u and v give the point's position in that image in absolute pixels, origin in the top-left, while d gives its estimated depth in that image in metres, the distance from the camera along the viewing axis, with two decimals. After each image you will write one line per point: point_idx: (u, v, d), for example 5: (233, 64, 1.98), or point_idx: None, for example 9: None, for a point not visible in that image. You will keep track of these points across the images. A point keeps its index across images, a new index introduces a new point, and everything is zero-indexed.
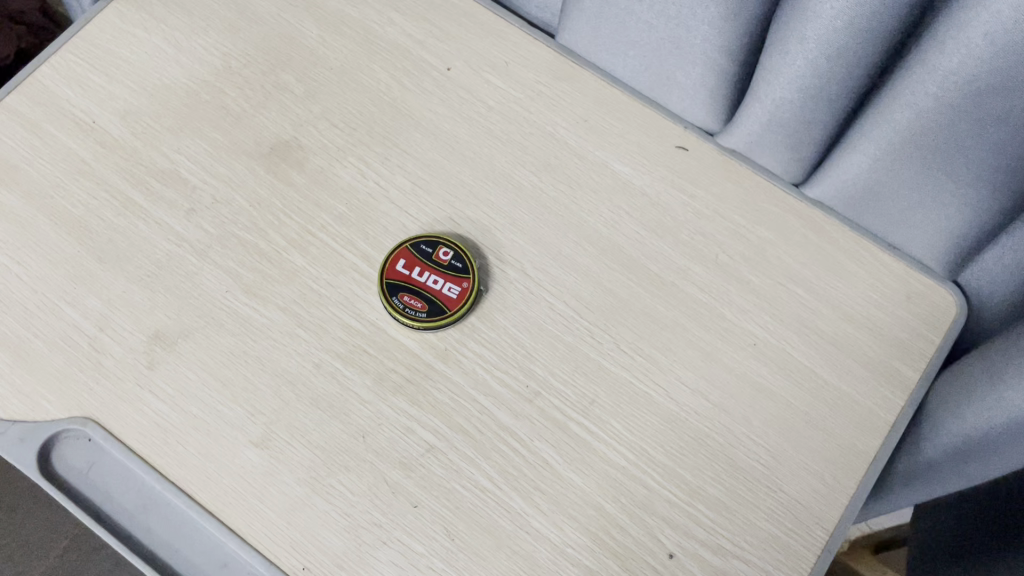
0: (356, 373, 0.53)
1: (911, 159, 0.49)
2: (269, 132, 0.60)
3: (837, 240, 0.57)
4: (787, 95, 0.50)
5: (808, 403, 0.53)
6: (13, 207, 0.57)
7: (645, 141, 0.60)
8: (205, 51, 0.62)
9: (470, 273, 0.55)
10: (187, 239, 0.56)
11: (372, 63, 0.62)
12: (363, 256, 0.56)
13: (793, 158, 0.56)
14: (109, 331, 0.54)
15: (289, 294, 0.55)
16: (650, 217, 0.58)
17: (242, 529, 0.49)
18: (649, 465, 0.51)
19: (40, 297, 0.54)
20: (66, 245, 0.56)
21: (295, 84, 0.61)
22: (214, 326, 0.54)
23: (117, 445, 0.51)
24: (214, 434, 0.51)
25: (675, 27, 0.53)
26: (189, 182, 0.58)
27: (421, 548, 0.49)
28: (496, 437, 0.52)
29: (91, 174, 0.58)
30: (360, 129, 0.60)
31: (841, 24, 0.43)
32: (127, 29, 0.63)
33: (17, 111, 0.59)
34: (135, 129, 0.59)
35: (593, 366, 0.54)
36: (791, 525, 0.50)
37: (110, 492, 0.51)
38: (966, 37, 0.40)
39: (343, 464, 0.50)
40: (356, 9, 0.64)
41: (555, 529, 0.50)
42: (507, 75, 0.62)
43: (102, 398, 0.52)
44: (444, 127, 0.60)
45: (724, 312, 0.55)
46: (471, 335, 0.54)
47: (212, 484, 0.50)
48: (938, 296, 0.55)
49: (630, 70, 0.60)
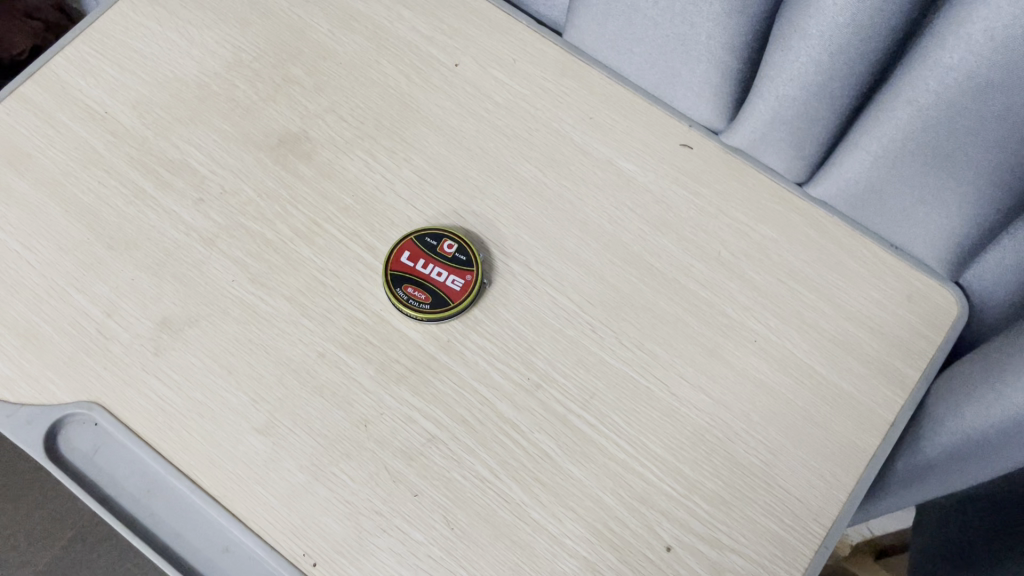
0: (359, 362, 0.53)
1: (913, 157, 0.49)
2: (278, 124, 0.61)
3: (840, 239, 0.57)
4: (789, 92, 0.51)
5: (808, 401, 0.53)
6: (25, 194, 0.58)
7: (650, 138, 0.60)
8: (216, 44, 0.63)
9: (473, 266, 0.55)
10: (195, 228, 0.57)
11: (381, 58, 0.63)
12: (368, 247, 0.57)
13: (796, 156, 0.56)
14: (117, 317, 0.54)
15: (294, 284, 0.55)
16: (653, 214, 0.58)
17: (243, 514, 0.50)
18: (648, 458, 0.51)
19: (49, 282, 0.55)
20: (76, 231, 0.57)
21: (305, 78, 0.62)
22: (221, 314, 0.54)
23: (122, 428, 0.52)
24: (218, 421, 0.52)
25: (680, 24, 0.53)
26: (198, 172, 0.59)
27: (421, 536, 0.49)
28: (496, 428, 0.52)
29: (102, 163, 0.59)
30: (367, 123, 0.61)
31: (844, 20, 0.43)
32: (140, 21, 0.64)
33: (30, 100, 0.60)
34: (146, 119, 0.60)
35: (594, 360, 0.54)
36: (789, 520, 0.50)
37: (114, 475, 0.52)
38: (965, 32, 0.40)
39: (344, 453, 0.51)
40: (366, 5, 0.65)
41: (553, 520, 0.50)
42: (514, 72, 0.62)
43: (108, 383, 0.53)
44: (450, 122, 0.61)
45: (725, 309, 0.55)
46: (474, 327, 0.55)
47: (215, 470, 0.51)
48: (939, 297, 0.56)
49: (636, 67, 0.61)
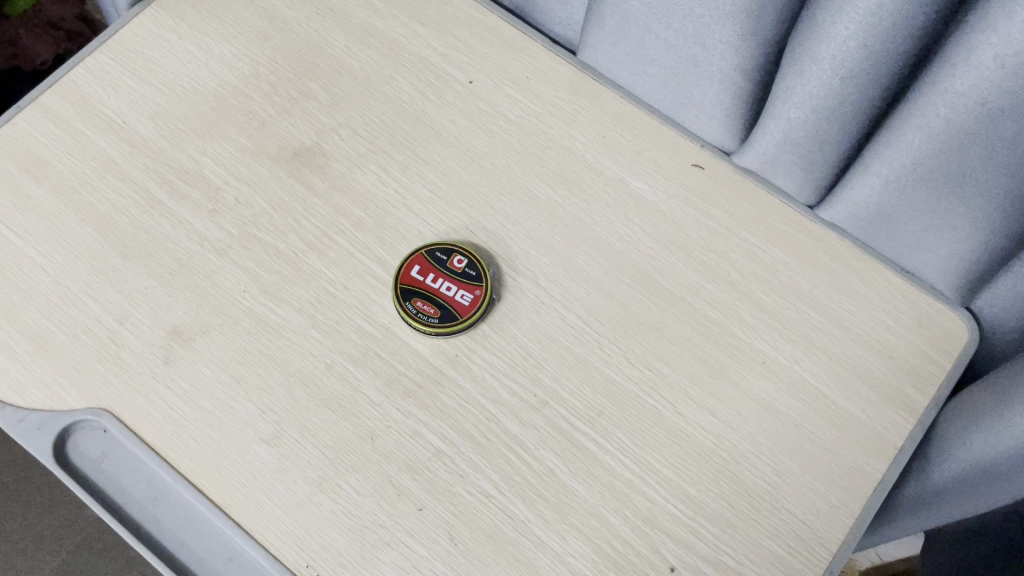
0: (366, 375, 0.54)
1: (924, 181, 0.49)
2: (293, 137, 0.61)
3: (851, 262, 0.57)
4: (800, 115, 0.51)
5: (816, 424, 0.53)
6: (42, 202, 0.58)
7: (662, 158, 0.61)
8: (234, 57, 0.64)
9: (482, 281, 0.55)
10: (208, 238, 0.58)
11: (396, 74, 0.64)
12: (379, 260, 0.57)
13: (807, 179, 0.56)
14: (129, 324, 0.55)
15: (305, 296, 0.56)
16: (664, 233, 0.58)
17: (248, 524, 0.50)
18: (653, 478, 0.51)
19: (63, 289, 0.56)
20: (91, 239, 0.57)
21: (320, 92, 0.63)
22: (231, 324, 0.55)
23: (130, 435, 0.52)
24: (225, 430, 0.52)
25: (693, 45, 0.54)
26: (213, 184, 0.59)
27: (424, 550, 0.49)
28: (501, 444, 0.52)
29: (118, 172, 0.60)
30: (381, 137, 0.61)
31: (855, 45, 0.44)
32: (161, 34, 0.65)
33: (49, 109, 0.61)
34: (163, 130, 0.61)
35: (602, 378, 0.54)
36: (794, 544, 0.50)
37: (122, 482, 0.52)
38: (976, 59, 0.40)
39: (350, 465, 0.51)
40: (383, 22, 0.66)
41: (557, 538, 0.50)
42: (527, 90, 0.63)
43: (118, 391, 0.53)
44: (463, 138, 0.61)
45: (734, 330, 0.55)
46: (482, 342, 0.55)
47: (221, 479, 0.51)
48: (950, 322, 0.55)
49: (649, 87, 0.61)
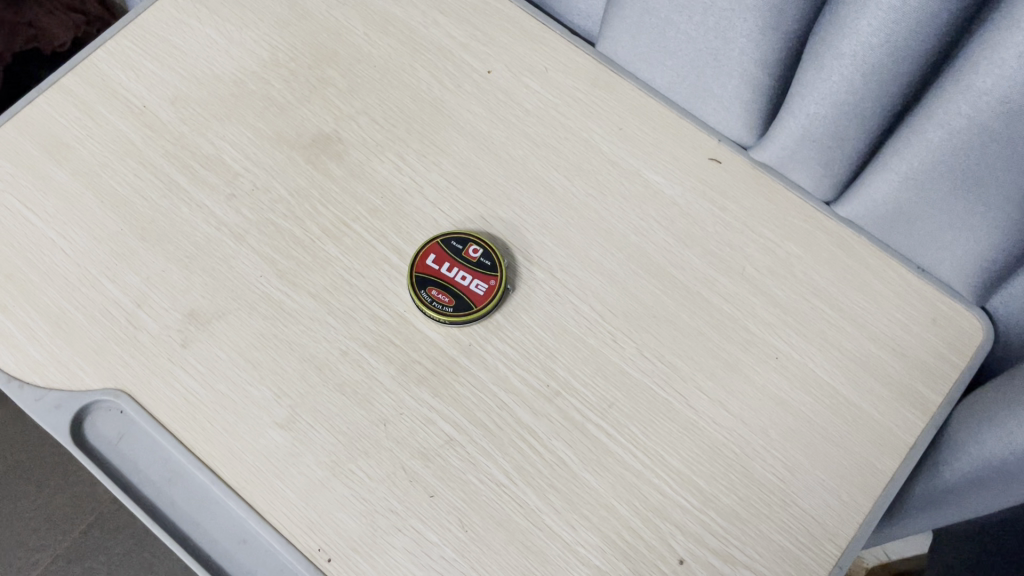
0: (381, 362, 0.54)
1: (942, 179, 0.49)
2: (311, 124, 0.62)
3: (867, 259, 0.57)
4: (819, 110, 0.51)
5: (828, 421, 0.53)
6: (62, 183, 0.59)
7: (679, 152, 0.61)
8: (254, 43, 0.64)
9: (498, 271, 0.56)
10: (225, 223, 0.58)
11: (415, 63, 0.64)
12: (395, 249, 0.58)
13: (825, 175, 0.56)
14: (146, 307, 0.55)
15: (320, 283, 0.56)
16: (679, 226, 0.58)
17: (262, 507, 0.50)
18: (664, 470, 0.51)
19: (82, 271, 0.56)
20: (111, 221, 0.58)
21: (339, 80, 0.63)
22: (247, 308, 0.55)
23: (146, 416, 0.53)
24: (240, 414, 0.53)
25: (714, 39, 0.54)
26: (231, 169, 0.60)
27: (435, 537, 0.50)
28: (513, 433, 0.52)
29: (138, 156, 0.60)
30: (398, 125, 0.62)
31: (878, 41, 0.43)
32: (181, 18, 0.65)
33: (71, 91, 0.62)
34: (183, 114, 0.61)
35: (615, 369, 0.54)
36: (804, 539, 0.50)
37: (138, 462, 0.53)
38: (999, 57, 0.40)
39: (363, 451, 0.52)
40: (402, 10, 0.66)
41: (568, 528, 0.50)
42: (546, 81, 0.63)
43: (136, 372, 0.54)
44: (481, 128, 0.61)
45: (748, 325, 0.55)
46: (496, 332, 0.55)
47: (235, 461, 0.51)
48: (966, 322, 0.55)
49: (668, 79, 0.61)
